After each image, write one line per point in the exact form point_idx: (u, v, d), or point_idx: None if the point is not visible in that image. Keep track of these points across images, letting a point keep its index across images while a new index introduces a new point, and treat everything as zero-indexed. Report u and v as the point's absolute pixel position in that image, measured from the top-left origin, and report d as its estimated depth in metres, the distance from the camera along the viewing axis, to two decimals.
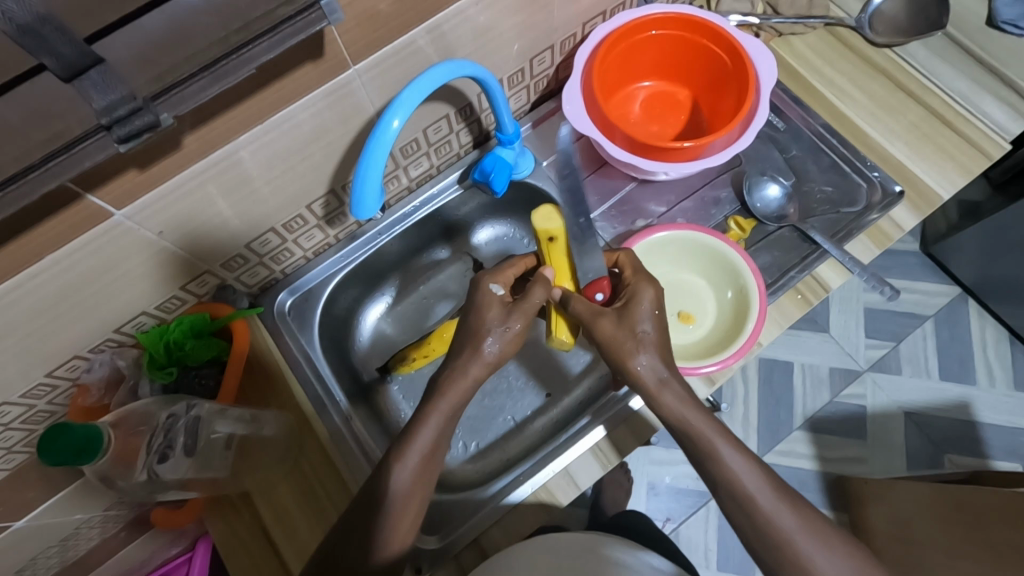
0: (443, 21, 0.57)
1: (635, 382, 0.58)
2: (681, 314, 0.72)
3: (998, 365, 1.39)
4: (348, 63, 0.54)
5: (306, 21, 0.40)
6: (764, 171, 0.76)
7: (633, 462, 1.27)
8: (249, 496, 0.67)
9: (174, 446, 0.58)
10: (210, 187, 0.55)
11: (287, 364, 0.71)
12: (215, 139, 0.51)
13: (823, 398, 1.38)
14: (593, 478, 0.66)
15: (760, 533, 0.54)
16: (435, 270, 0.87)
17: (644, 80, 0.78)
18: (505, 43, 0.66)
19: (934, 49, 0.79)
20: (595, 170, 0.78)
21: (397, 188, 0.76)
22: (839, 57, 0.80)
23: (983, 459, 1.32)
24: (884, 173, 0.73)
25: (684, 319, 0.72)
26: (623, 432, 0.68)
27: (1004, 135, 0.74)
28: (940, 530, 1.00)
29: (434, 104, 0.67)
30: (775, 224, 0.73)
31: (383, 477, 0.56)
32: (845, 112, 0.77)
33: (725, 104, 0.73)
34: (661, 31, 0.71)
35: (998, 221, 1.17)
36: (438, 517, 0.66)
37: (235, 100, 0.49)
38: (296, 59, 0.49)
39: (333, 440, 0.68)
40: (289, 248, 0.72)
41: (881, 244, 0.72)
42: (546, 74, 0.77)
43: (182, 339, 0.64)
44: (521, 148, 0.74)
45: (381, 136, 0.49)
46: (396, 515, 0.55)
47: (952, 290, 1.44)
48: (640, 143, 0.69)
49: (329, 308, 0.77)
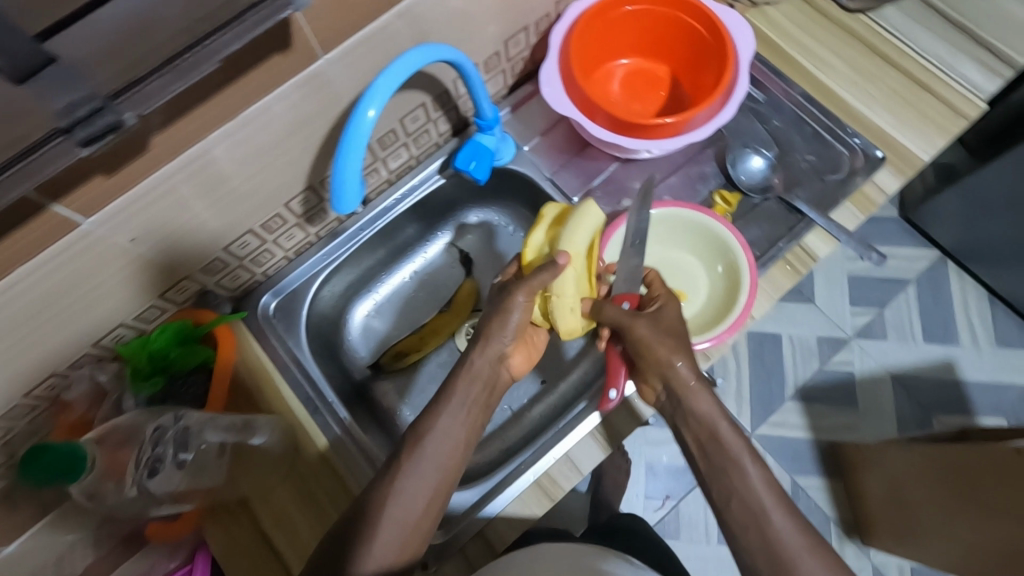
0: (415, 3, 0.55)
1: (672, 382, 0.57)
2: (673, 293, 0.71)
3: (980, 324, 1.41)
4: (319, 52, 0.52)
5: (272, 9, 0.38)
6: (747, 143, 0.75)
7: (631, 444, 1.28)
8: (247, 502, 0.64)
9: (163, 459, 0.58)
10: (183, 190, 0.53)
11: (276, 369, 0.69)
12: (185, 138, 0.49)
13: (813, 367, 1.40)
14: (595, 462, 0.66)
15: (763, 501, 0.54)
16: (421, 262, 0.85)
17: (622, 58, 0.77)
18: (480, 26, 0.64)
19: (909, 12, 0.78)
20: (578, 152, 0.77)
21: (378, 181, 0.75)
22: (815, 25, 0.79)
23: (969, 417, 1.35)
24: (864, 139, 0.74)
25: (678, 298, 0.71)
26: (621, 414, 0.67)
27: (980, 95, 0.74)
28: (930, 488, 1.02)
29: (409, 92, 0.65)
30: (761, 196, 0.73)
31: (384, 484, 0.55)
32: (824, 80, 0.77)
33: (706, 77, 0.72)
34: (637, 6, 0.70)
35: (975, 181, 1.19)
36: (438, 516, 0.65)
37: (203, 96, 0.47)
38: (265, 49, 0.47)
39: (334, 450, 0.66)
40: (270, 249, 0.70)
41: (866, 210, 0.72)
42: (522, 56, 0.75)
43: (165, 349, 0.62)
44: (501, 133, 0.73)
45: (358, 125, 0.47)
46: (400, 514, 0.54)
47: (932, 253, 1.46)
48: (622, 121, 0.68)
49: (314, 308, 0.75)
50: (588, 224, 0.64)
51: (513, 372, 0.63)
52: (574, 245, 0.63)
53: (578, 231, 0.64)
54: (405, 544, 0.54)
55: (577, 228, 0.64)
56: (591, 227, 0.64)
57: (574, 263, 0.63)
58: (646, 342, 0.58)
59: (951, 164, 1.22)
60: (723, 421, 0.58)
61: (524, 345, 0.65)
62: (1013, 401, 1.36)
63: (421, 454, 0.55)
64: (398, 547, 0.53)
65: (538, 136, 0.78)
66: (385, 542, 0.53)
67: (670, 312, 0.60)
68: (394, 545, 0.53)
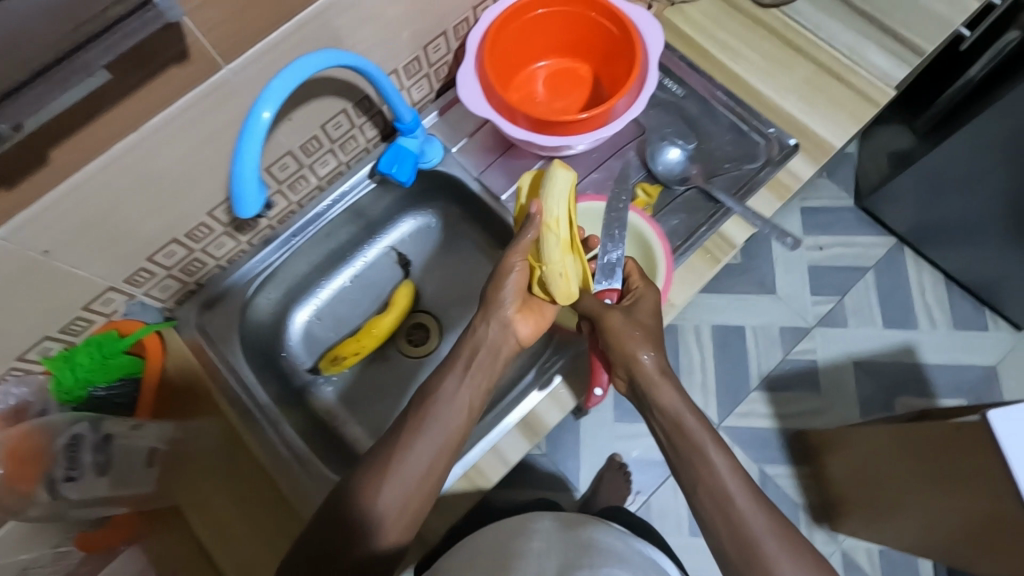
0: (317, 13, 0.57)
1: (639, 373, 0.61)
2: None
3: (937, 307, 1.44)
4: (220, 62, 0.53)
5: (142, 20, 0.40)
6: (665, 136, 0.77)
7: (598, 438, 1.28)
8: (180, 511, 0.65)
9: (81, 465, 0.61)
10: (94, 202, 0.54)
11: (209, 374, 0.71)
12: (86, 150, 0.50)
13: (776, 356, 1.42)
14: (520, 454, 0.68)
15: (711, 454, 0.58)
16: (360, 266, 0.86)
17: (542, 60, 0.79)
18: (392, 32, 0.66)
19: (821, 6, 0.81)
20: (505, 151, 0.79)
21: (307, 188, 0.76)
22: (730, 20, 0.82)
23: (930, 398, 1.37)
24: (779, 128, 0.76)
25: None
26: (546, 405, 0.69)
27: (890, 83, 0.77)
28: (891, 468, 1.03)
29: (326, 99, 0.67)
30: (681, 186, 0.75)
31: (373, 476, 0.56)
32: (739, 73, 0.79)
33: (620, 74, 0.74)
34: (548, 8, 0.73)
35: (924, 166, 1.21)
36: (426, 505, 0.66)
37: (101, 109, 0.48)
38: (160, 61, 0.49)
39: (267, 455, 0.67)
40: (199, 258, 0.71)
41: (781, 196, 0.74)
42: (445, 61, 0.77)
43: (89, 361, 0.63)
44: (425, 136, 0.75)
45: (253, 127, 0.49)
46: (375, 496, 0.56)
47: (888, 240, 1.49)
48: (542, 121, 0.69)
49: (250, 315, 0.76)
50: (563, 186, 0.63)
51: (520, 339, 0.65)
52: (551, 211, 0.63)
53: (555, 197, 0.63)
54: (402, 505, 0.55)
55: (553, 193, 0.63)
56: (566, 190, 0.63)
57: (554, 228, 0.62)
58: (615, 335, 0.61)
59: (907, 149, 1.25)
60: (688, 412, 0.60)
61: (528, 311, 0.66)
62: (972, 381, 1.38)
63: (427, 419, 0.58)
64: (393, 507, 0.55)
65: (466, 138, 0.80)
66: (388, 493, 0.55)
67: (647, 303, 0.63)
68: (396, 499, 0.55)
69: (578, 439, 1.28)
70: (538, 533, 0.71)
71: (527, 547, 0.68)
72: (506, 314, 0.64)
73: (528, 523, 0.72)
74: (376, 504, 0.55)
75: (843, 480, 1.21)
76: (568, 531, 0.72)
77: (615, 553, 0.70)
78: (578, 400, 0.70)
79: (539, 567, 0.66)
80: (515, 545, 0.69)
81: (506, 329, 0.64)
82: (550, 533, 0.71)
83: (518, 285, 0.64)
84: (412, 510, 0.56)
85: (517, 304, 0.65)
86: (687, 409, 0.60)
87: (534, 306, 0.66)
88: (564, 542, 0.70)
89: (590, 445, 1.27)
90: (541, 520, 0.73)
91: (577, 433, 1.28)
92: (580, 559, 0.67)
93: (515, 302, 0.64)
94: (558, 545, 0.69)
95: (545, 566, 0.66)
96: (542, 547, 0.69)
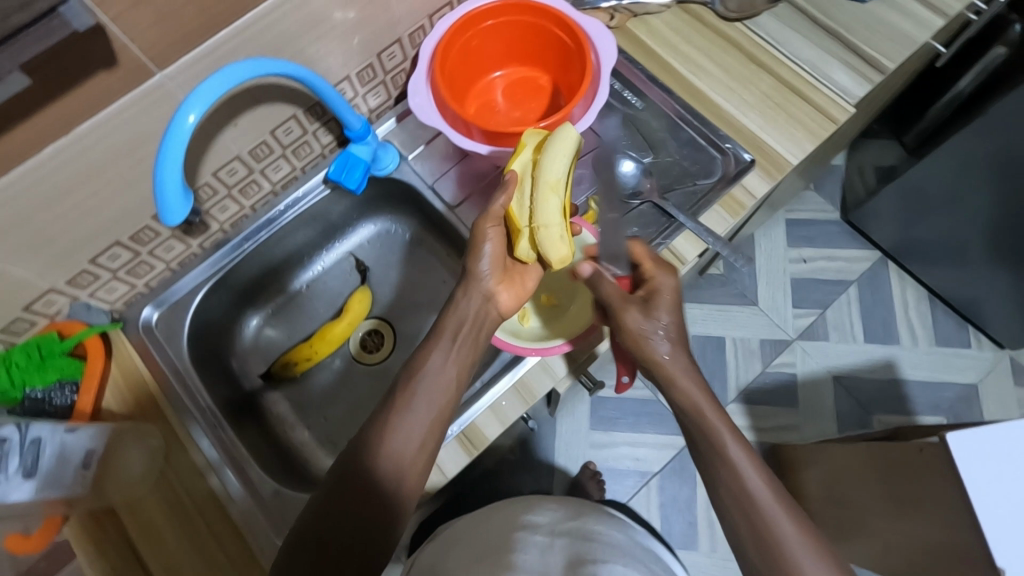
0: (254, 21, 0.57)
1: (655, 370, 0.60)
2: (542, 296, 0.74)
3: (920, 324, 1.41)
4: (153, 68, 0.53)
5: (47, 28, 0.40)
6: (619, 149, 0.77)
7: (569, 447, 1.26)
8: (113, 510, 0.65)
9: (8, 468, 0.58)
10: (24, 204, 0.54)
11: (152, 375, 0.71)
12: (11, 153, 0.49)
13: (755, 368, 1.40)
14: (459, 467, 0.66)
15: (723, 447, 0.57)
16: (318, 271, 0.86)
17: (498, 70, 0.78)
18: (340, 39, 0.66)
19: (784, 19, 0.80)
20: (460, 161, 0.79)
21: (259, 193, 0.76)
22: (692, 33, 0.81)
23: (909, 416, 1.34)
24: (735, 143, 0.75)
25: (547, 302, 0.73)
26: (487, 417, 0.68)
27: (850, 100, 0.76)
28: (862, 487, 1.01)
29: (274, 104, 0.66)
30: (635, 201, 0.74)
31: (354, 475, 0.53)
32: (699, 86, 0.79)
33: (575, 85, 0.73)
34: (502, 17, 0.72)
35: (910, 179, 1.20)
36: None
37: (23, 113, 0.48)
38: (85, 66, 0.49)
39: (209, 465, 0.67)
40: (147, 260, 0.71)
41: (735, 213, 0.73)
42: (402, 68, 0.77)
43: (24, 361, 0.63)
44: (379, 143, 0.75)
45: (177, 132, 0.48)
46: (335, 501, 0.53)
47: (873, 254, 1.47)
48: (495, 133, 0.69)
49: (200, 319, 0.76)
50: (569, 148, 0.62)
51: (502, 311, 0.64)
52: (555, 172, 0.62)
53: (557, 155, 0.62)
54: (396, 490, 0.54)
55: (559, 154, 0.62)
56: (569, 148, 0.63)
57: (557, 191, 0.62)
58: (631, 332, 0.60)
59: (893, 165, 1.25)
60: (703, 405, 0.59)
61: (509, 281, 0.64)
62: (951, 401, 1.34)
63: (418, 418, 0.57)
64: (389, 493, 0.54)
65: (423, 145, 0.80)
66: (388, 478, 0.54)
67: (664, 296, 0.61)
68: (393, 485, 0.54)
69: (549, 448, 1.27)
70: (540, 526, 0.70)
71: (528, 541, 0.68)
72: (486, 286, 0.62)
73: (527, 515, 0.71)
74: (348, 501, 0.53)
75: (814, 495, 1.17)
76: (570, 520, 0.72)
77: (615, 546, 0.70)
78: (521, 414, 0.69)
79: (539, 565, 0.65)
80: (514, 538, 0.68)
81: (488, 301, 0.63)
82: (552, 525, 0.71)
83: (496, 254, 0.63)
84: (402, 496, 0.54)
85: (498, 275, 0.63)
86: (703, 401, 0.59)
87: (517, 276, 0.65)
88: (566, 535, 0.69)
89: (561, 454, 1.26)
90: (542, 512, 0.72)
91: (548, 442, 1.27)
92: (582, 554, 0.67)
93: (495, 274, 0.63)
94: (560, 540, 0.69)
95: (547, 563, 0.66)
96: (544, 541, 0.68)
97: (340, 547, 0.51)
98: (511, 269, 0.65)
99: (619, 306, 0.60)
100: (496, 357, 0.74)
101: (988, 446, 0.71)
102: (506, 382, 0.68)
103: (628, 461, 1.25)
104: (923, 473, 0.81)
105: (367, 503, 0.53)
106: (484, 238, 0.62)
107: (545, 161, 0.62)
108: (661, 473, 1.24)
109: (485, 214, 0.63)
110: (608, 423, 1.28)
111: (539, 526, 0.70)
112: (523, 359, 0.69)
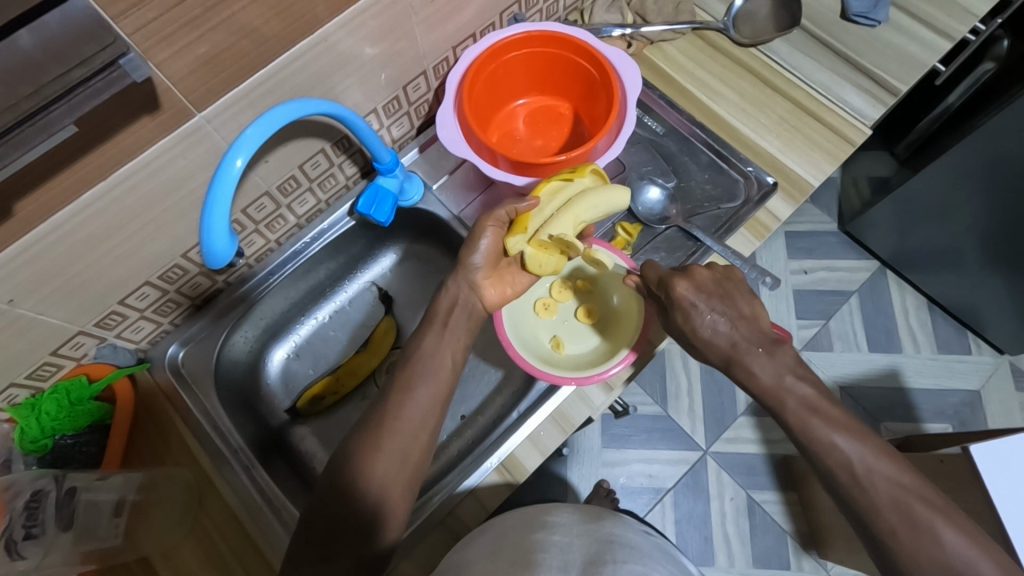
0: (289, 62, 0.56)
1: (694, 341, 0.57)
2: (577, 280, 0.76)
3: (921, 331, 1.37)
4: (192, 110, 0.53)
5: (107, 80, 0.41)
6: (643, 175, 0.78)
7: (586, 465, 1.25)
8: (148, 561, 0.64)
9: (40, 524, 0.55)
10: (61, 248, 0.52)
11: (181, 418, 0.70)
12: (52, 202, 0.49)
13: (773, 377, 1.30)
14: (500, 499, 0.66)
15: (818, 431, 0.52)
16: (340, 302, 0.86)
17: (520, 98, 0.79)
18: (371, 73, 0.66)
19: (797, 44, 0.82)
20: (483, 190, 0.79)
21: (285, 226, 0.76)
22: (708, 58, 0.83)
23: (915, 423, 1.29)
24: (757, 166, 0.77)
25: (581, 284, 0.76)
26: (526, 447, 0.68)
27: (865, 121, 0.78)
28: None
29: (304, 140, 0.66)
30: (661, 225, 0.75)
31: (383, 513, 0.54)
32: (718, 111, 0.80)
33: (600, 115, 0.74)
34: (526, 49, 0.73)
35: (904, 192, 1.18)
36: (411, 545, 0.65)
37: (66, 161, 0.47)
38: (130, 114, 0.48)
39: (245, 507, 0.66)
40: (173, 298, 0.70)
41: (760, 235, 0.76)
42: (425, 99, 0.78)
43: (55, 409, 0.63)
44: (405, 174, 0.76)
45: (225, 177, 0.47)
46: (377, 542, 0.53)
47: (872, 264, 1.42)
48: (522, 163, 0.68)
49: (225, 354, 0.75)
50: (612, 206, 0.63)
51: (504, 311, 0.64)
52: (585, 213, 0.62)
53: (598, 202, 0.63)
54: (389, 488, 0.54)
55: (598, 202, 0.62)
56: (610, 205, 0.63)
57: (575, 226, 0.62)
58: (677, 314, 0.57)
59: (885, 177, 1.24)
60: (786, 373, 0.54)
61: (497, 278, 0.65)
62: (956, 406, 1.30)
63: None
64: (382, 493, 0.54)
65: (446, 175, 0.80)
66: (383, 471, 0.54)
67: (702, 271, 0.59)
68: (389, 477, 0.54)
69: (564, 465, 1.25)
70: (559, 527, 0.58)
71: (547, 541, 0.56)
72: (482, 278, 0.63)
73: (544, 516, 0.60)
74: (387, 536, 0.54)
75: (820, 513, 1.12)
76: (588, 523, 0.60)
77: (635, 547, 0.59)
78: (560, 442, 0.69)
79: (561, 564, 0.54)
80: (529, 539, 0.56)
81: (483, 294, 0.64)
82: (569, 526, 0.59)
83: (491, 250, 0.64)
84: (403, 501, 0.55)
85: (488, 267, 0.64)
86: (787, 370, 0.54)
87: (505, 274, 0.66)
88: (588, 535, 0.58)
89: (579, 473, 1.24)
90: (560, 513, 0.60)
91: (562, 462, 1.25)
92: (602, 554, 0.56)
93: (485, 269, 0.64)
94: (579, 538, 0.57)
95: (569, 565, 0.54)
96: (563, 540, 0.57)
97: (340, 554, 0.52)
98: (500, 267, 0.66)
99: (670, 276, 0.58)
100: (529, 385, 0.74)
101: (1011, 455, 0.70)
102: (548, 409, 0.69)
103: (642, 478, 1.24)
104: (947, 486, 0.80)
105: (367, 510, 0.53)
106: (482, 234, 0.63)
107: (584, 197, 0.62)
108: (675, 489, 1.23)
109: (492, 214, 0.63)
110: (624, 441, 1.26)
111: (559, 525, 0.59)
112: (562, 388, 0.69)
